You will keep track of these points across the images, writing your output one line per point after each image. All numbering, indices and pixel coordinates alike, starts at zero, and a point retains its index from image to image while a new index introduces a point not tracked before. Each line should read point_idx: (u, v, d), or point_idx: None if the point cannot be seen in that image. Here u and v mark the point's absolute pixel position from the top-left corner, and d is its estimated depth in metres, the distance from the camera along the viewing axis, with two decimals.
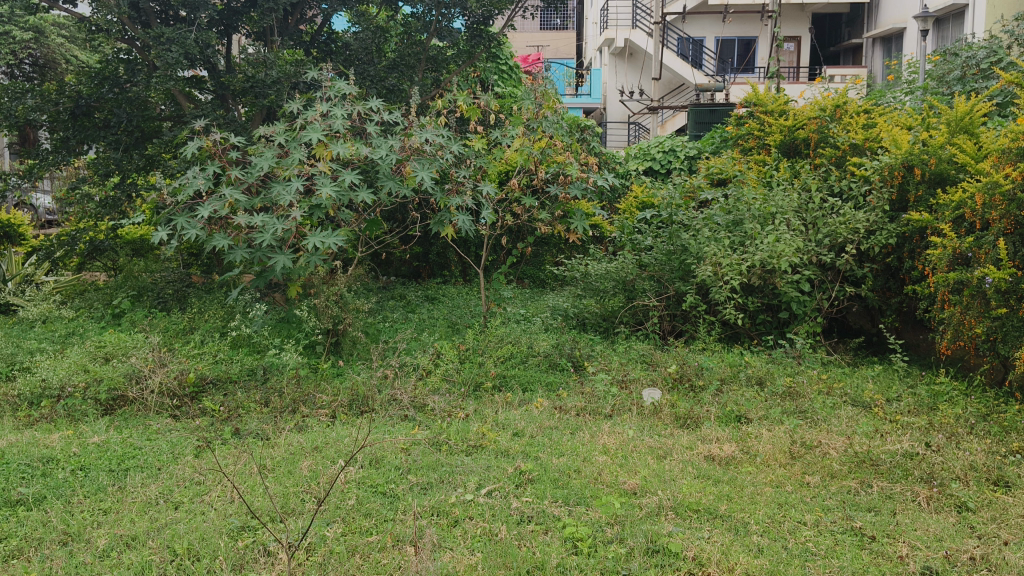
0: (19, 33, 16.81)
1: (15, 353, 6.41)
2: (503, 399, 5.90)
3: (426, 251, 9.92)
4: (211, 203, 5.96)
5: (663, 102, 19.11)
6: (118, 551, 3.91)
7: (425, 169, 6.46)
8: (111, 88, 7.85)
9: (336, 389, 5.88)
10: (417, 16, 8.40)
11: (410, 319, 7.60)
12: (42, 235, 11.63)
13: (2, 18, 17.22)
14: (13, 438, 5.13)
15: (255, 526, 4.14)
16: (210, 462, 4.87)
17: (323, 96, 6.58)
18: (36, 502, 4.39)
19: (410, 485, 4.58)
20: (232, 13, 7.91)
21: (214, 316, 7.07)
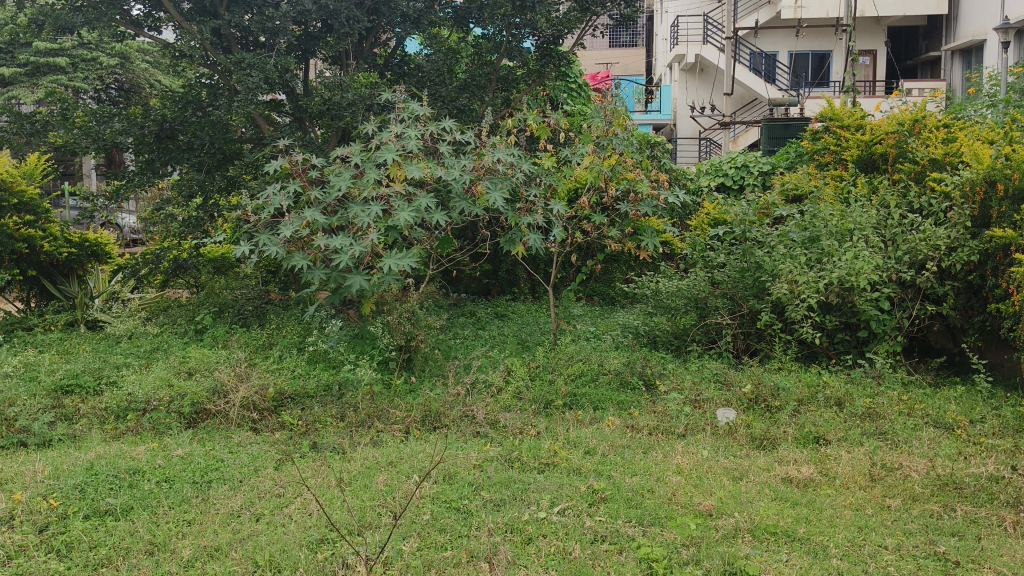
0: (107, 60, 17.86)
1: (102, 368, 6.63)
2: (574, 417, 5.88)
3: (496, 268, 10.05)
4: (292, 222, 6.14)
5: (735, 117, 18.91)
6: (203, 562, 4.02)
7: (498, 189, 6.49)
8: (194, 112, 8.17)
9: (409, 405, 5.95)
10: (487, 37, 8.54)
11: (481, 336, 7.64)
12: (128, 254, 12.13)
13: (93, 43, 18.44)
14: (102, 449, 5.31)
15: (335, 539, 4.20)
16: (289, 475, 4.97)
17: (397, 117, 6.69)
18: (124, 512, 4.53)
19: (483, 501, 4.60)
20: (309, 39, 8.12)
21: (292, 332, 7.23)
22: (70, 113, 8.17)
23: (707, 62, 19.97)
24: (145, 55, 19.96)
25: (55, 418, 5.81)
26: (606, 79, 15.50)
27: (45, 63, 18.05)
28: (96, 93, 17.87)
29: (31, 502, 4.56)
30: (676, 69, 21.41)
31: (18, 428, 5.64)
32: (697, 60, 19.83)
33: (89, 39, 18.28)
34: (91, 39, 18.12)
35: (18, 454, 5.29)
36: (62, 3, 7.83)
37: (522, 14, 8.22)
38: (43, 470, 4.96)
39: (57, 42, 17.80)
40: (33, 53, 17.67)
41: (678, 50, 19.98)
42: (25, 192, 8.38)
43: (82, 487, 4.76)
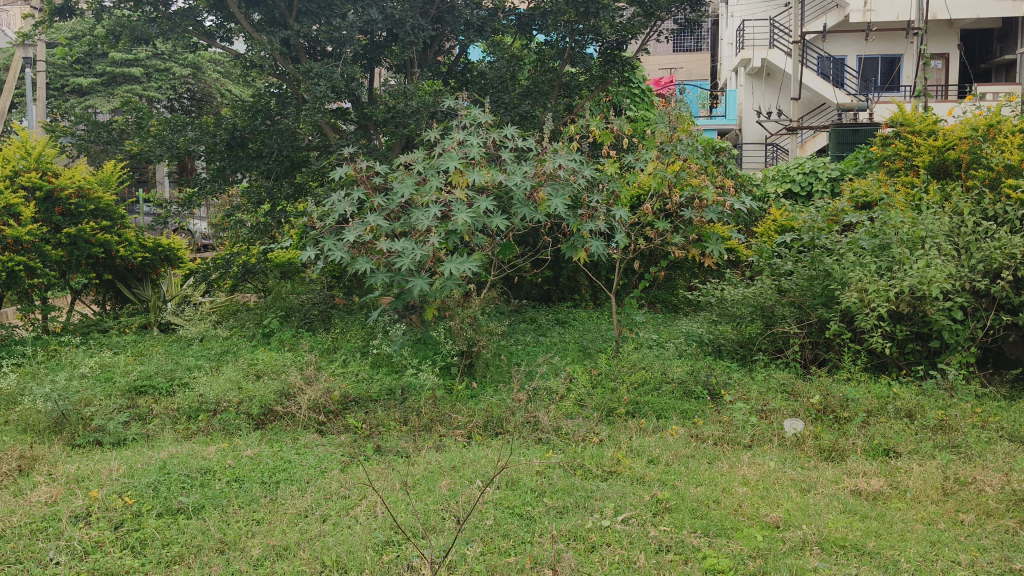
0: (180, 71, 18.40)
1: (174, 369, 6.81)
2: (637, 425, 5.84)
3: (557, 275, 10.08)
4: (356, 228, 6.22)
5: (803, 123, 18.61)
6: (272, 561, 4.09)
7: (560, 195, 6.46)
8: (264, 120, 8.30)
9: (471, 411, 5.97)
10: (550, 44, 8.53)
11: (542, 342, 7.65)
12: (199, 260, 12.48)
13: (167, 54, 19.12)
14: (174, 449, 5.45)
15: (400, 541, 4.25)
16: (354, 477, 5.03)
17: (459, 125, 6.73)
18: (196, 511, 4.65)
19: (546, 508, 4.59)
20: (375, 47, 8.25)
21: (355, 336, 7.34)
22: (145, 122, 8.45)
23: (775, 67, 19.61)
24: (216, 66, 20.52)
25: (129, 417, 5.98)
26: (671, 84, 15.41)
27: (121, 74, 18.65)
28: (169, 102, 18.39)
29: (107, 499, 4.68)
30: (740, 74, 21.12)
31: (95, 427, 5.82)
32: (765, 65, 19.50)
33: (163, 51, 18.87)
34: (164, 51, 18.75)
35: (95, 452, 5.46)
36: (138, 15, 8.08)
37: (585, 20, 8.22)
38: (119, 468, 5.10)
39: (133, 52, 18.38)
40: (110, 65, 18.28)
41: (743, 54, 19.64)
42: (103, 198, 8.64)
43: (155, 485, 4.88)
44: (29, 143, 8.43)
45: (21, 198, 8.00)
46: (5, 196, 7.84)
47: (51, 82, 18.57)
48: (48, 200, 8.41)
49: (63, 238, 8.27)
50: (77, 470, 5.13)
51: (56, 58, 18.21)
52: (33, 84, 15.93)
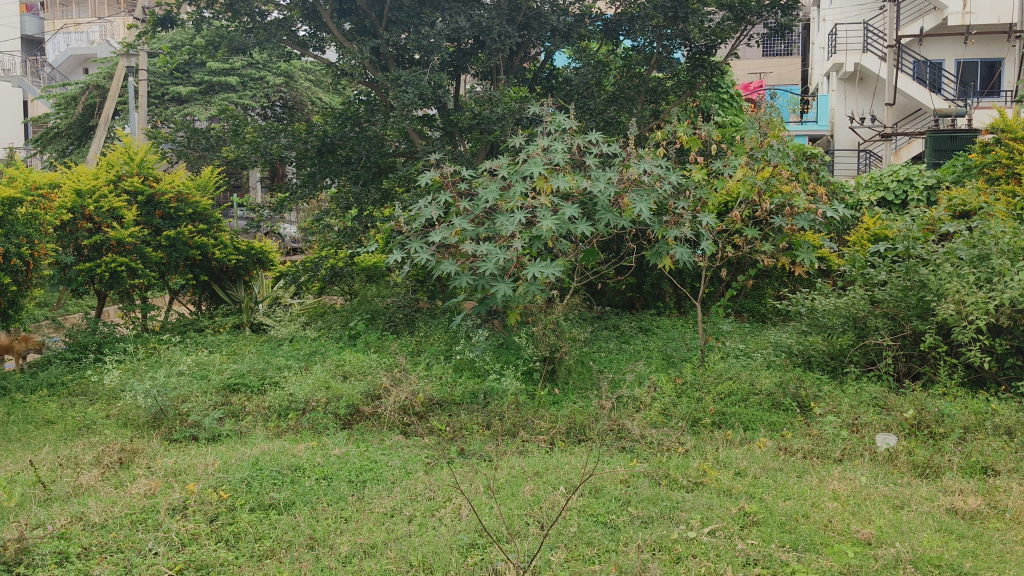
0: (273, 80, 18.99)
1: (266, 368, 7.01)
2: (723, 436, 5.76)
3: (640, 281, 10.06)
4: (441, 232, 6.31)
5: (898, 128, 17.98)
6: (359, 558, 4.17)
7: (644, 201, 6.31)
8: (353, 127, 8.49)
9: (554, 416, 5.97)
10: (638, 49, 8.53)
11: (625, 349, 7.61)
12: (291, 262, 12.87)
13: (262, 64, 19.80)
14: (266, 446, 5.61)
15: (484, 545, 4.27)
16: (438, 479, 5.09)
17: (544, 131, 6.73)
18: (287, 506, 4.78)
19: (631, 517, 4.56)
20: (462, 55, 8.39)
21: (439, 340, 7.43)
22: (241, 129, 8.74)
23: (869, 72, 19.06)
24: (308, 75, 21.11)
25: (223, 414, 6.19)
26: (763, 89, 15.15)
27: (218, 83, 19.37)
28: (262, 110, 19.00)
29: (202, 492, 4.83)
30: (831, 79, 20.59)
31: (190, 422, 6.03)
32: (858, 70, 18.97)
33: (258, 60, 19.55)
34: (259, 60, 19.42)
35: (191, 447, 5.66)
36: (236, 25, 8.37)
37: (673, 25, 8.15)
38: (214, 463, 5.28)
39: (230, 62, 19.08)
40: (208, 74, 19.00)
41: (834, 59, 19.21)
42: (200, 203, 8.99)
43: (248, 480, 5.04)
44: (132, 149, 8.76)
45: (124, 202, 8.37)
46: (109, 200, 8.20)
47: (152, 90, 19.40)
48: (150, 204, 8.79)
49: (163, 240, 8.68)
50: (174, 464, 5.33)
51: (158, 68, 18.99)
52: (137, 92, 16.57)
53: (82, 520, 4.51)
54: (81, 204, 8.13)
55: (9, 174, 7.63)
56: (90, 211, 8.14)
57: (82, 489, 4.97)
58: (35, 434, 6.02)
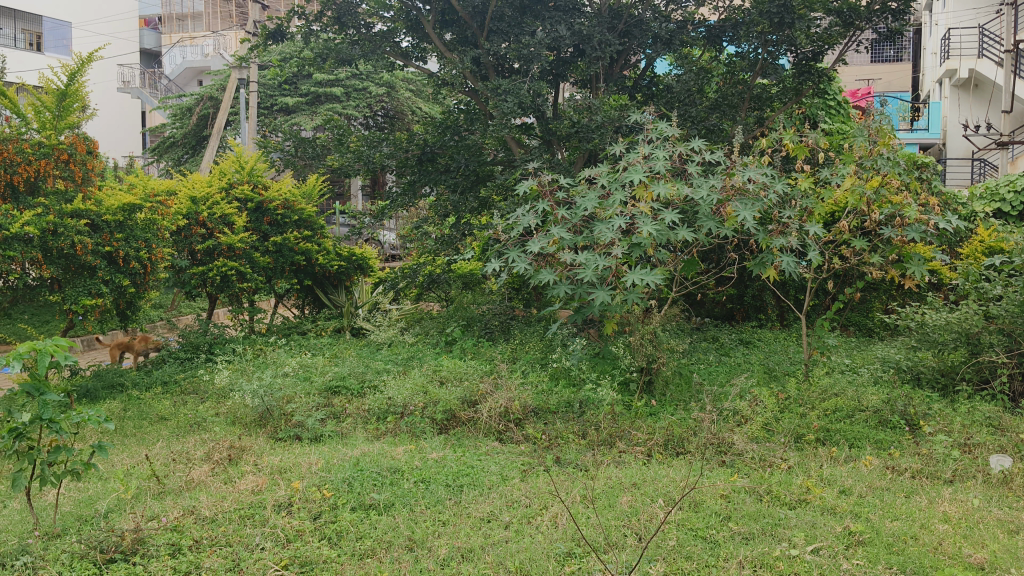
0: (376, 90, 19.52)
1: (366, 372, 7.19)
2: (827, 454, 5.60)
3: (741, 293, 9.90)
4: (539, 240, 6.34)
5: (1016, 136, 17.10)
6: (457, 562, 4.22)
7: (748, 209, 6.18)
8: (453, 136, 8.65)
9: (651, 428, 5.91)
10: (742, 55, 8.47)
11: (724, 362, 7.49)
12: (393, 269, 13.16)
13: (365, 75, 20.39)
14: (366, 447, 5.75)
15: (581, 554, 4.24)
16: (534, 487, 5.11)
17: (645, 139, 6.70)
18: (386, 507, 4.87)
19: (731, 533, 4.47)
20: (561, 63, 8.45)
21: (534, 348, 7.47)
22: (346, 138, 8.94)
23: (985, 77, 18.27)
24: (409, 85, 21.55)
25: (325, 415, 6.38)
26: (870, 97, 14.71)
27: (324, 93, 20.02)
28: (366, 119, 19.52)
29: (307, 491, 4.99)
30: (944, 85, 19.81)
31: (294, 422, 6.24)
32: (973, 76, 18.23)
33: (362, 72, 20.11)
34: (364, 72, 20.02)
35: (295, 446, 5.84)
36: (342, 37, 8.66)
37: (779, 31, 8.04)
38: (317, 462, 5.43)
39: (336, 73, 19.70)
40: (314, 85, 19.67)
41: (947, 65, 18.58)
42: (305, 210, 9.32)
43: (349, 480, 5.17)
44: (243, 157, 9.13)
45: (235, 209, 8.73)
46: (221, 207, 8.57)
47: (262, 101, 20.16)
48: (258, 211, 9.14)
49: (270, 246, 9.00)
50: (280, 462, 5.51)
51: (268, 79, 19.81)
52: (248, 102, 17.17)
53: (194, 514, 4.68)
54: (195, 211, 8.51)
55: (130, 181, 8.15)
56: (203, 217, 8.48)
57: (193, 483, 5.18)
58: (150, 429, 6.31)
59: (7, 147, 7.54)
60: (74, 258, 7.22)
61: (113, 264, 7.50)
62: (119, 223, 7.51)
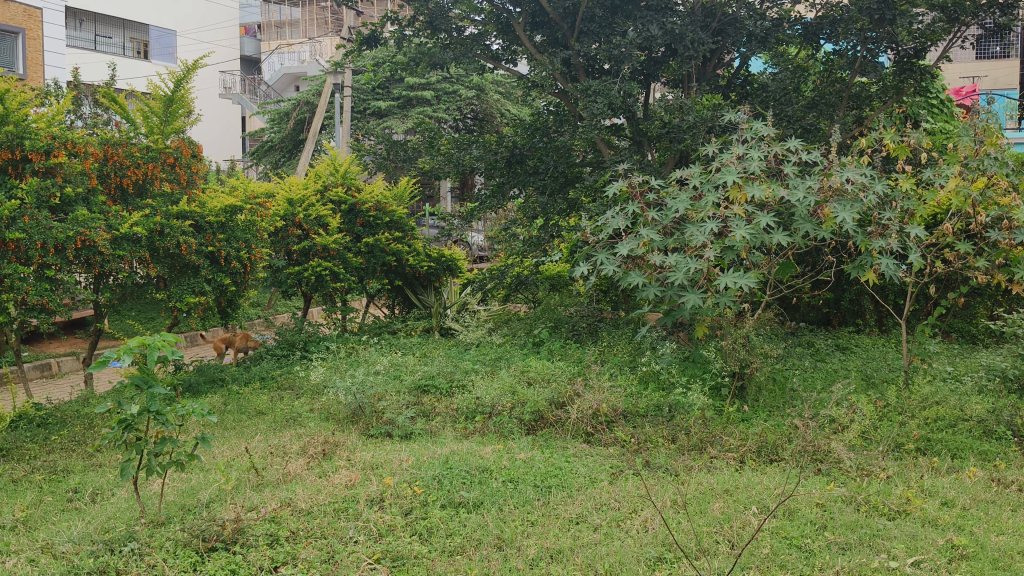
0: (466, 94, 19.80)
1: (454, 371, 7.27)
2: (928, 464, 5.39)
3: (838, 297, 9.63)
4: (629, 242, 6.28)
5: None
6: (546, 563, 4.22)
7: (848, 211, 6.00)
8: (541, 138, 8.73)
9: (744, 434, 5.80)
10: (839, 53, 8.25)
11: (819, 368, 7.29)
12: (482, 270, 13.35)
13: (455, 79, 20.68)
14: (455, 446, 5.81)
15: (672, 559, 4.20)
16: (624, 490, 5.07)
17: (739, 138, 6.59)
18: (475, 506, 4.91)
19: (827, 542, 4.35)
20: (653, 63, 8.45)
21: (623, 350, 7.43)
22: (437, 141, 9.14)
23: None
24: (498, 88, 21.74)
25: (415, 413, 6.47)
26: (978, 95, 14.17)
27: (416, 97, 20.40)
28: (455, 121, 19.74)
29: (398, 487, 5.08)
30: None
31: (386, 419, 6.36)
32: None
33: (452, 75, 20.41)
34: (455, 76, 20.36)
35: (386, 443, 5.95)
36: (434, 42, 8.83)
37: (878, 28, 7.81)
38: (408, 459, 5.53)
39: (427, 77, 20.04)
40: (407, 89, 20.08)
41: None
42: (397, 211, 9.49)
43: (439, 478, 5.23)
44: (338, 160, 9.36)
45: (330, 211, 9.00)
46: (316, 209, 8.87)
47: (356, 105, 20.67)
48: (352, 212, 9.36)
49: (363, 247, 9.23)
50: (372, 458, 5.61)
51: (362, 84, 20.36)
52: (342, 106, 17.67)
53: (291, 506, 4.81)
54: (292, 212, 8.83)
55: (232, 184, 8.36)
56: (299, 218, 8.80)
57: (290, 476, 5.33)
58: (249, 423, 6.53)
59: (118, 151, 7.33)
60: (178, 258, 7.59)
61: (215, 264, 7.86)
62: (221, 224, 7.85)
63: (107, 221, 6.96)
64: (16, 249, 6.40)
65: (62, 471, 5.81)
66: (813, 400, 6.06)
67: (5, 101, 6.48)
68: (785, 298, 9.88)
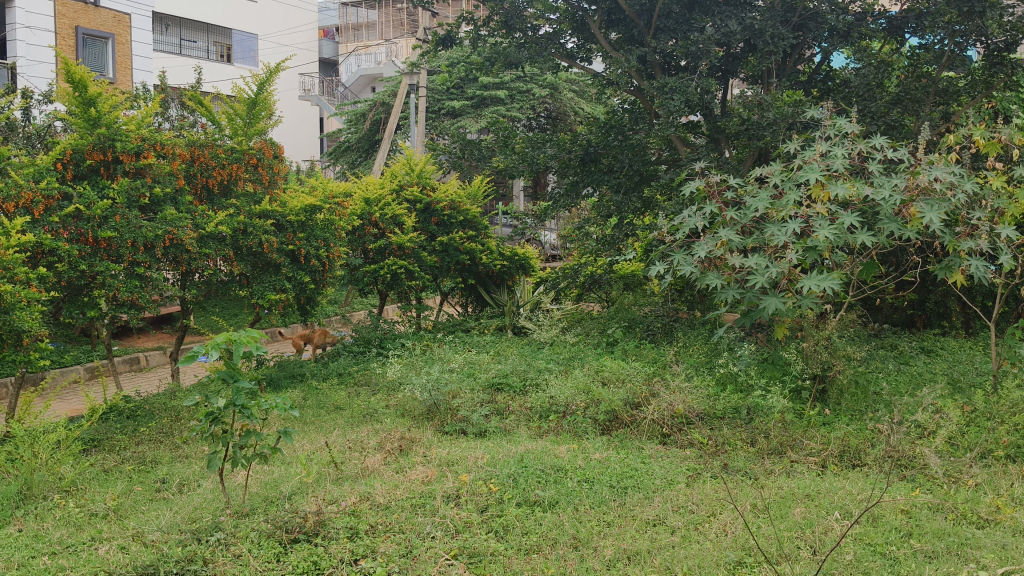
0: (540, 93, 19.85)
1: (528, 370, 7.29)
2: (1020, 472, 5.19)
3: (923, 299, 9.36)
4: (706, 243, 6.25)
5: None
6: (623, 564, 4.19)
7: (935, 211, 5.85)
8: (617, 136, 8.68)
9: (825, 438, 5.68)
10: (926, 47, 8.06)
11: (904, 371, 7.09)
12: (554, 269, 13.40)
13: (529, 78, 20.70)
14: (530, 445, 5.82)
15: (752, 564, 4.13)
16: (702, 492, 5.01)
17: (821, 136, 6.47)
18: (551, 505, 4.91)
19: (913, 550, 4.22)
20: (732, 59, 8.37)
21: (699, 351, 7.34)
22: (510, 140, 9.13)
23: None
24: (572, 86, 21.67)
25: (489, 412, 6.51)
26: None
27: (490, 96, 20.51)
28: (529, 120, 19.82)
29: (474, 484, 5.13)
30: None
31: (460, 417, 6.41)
32: None
33: (525, 74, 20.44)
34: (529, 75, 20.40)
35: (461, 440, 5.99)
36: (509, 41, 8.82)
37: (967, 20, 7.62)
38: (483, 457, 5.55)
39: (501, 76, 20.14)
40: (482, 89, 20.23)
41: None
42: (470, 211, 9.59)
43: (514, 476, 5.25)
44: (413, 160, 9.48)
45: (405, 210, 9.13)
46: (392, 208, 9.00)
47: (430, 105, 20.94)
48: (427, 212, 9.48)
49: (437, 246, 9.35)
50: (448, 455, 5.66)
51: (437, 84, 20.60)
52: (417, 106, 17.93)
53: (370, 500, 4.87)
54: (368, 212, 8.96)
55: (312, 184, 8.57)
56: (376, 218, 8.94)
57: (369, 471, 5.41)
58: (327, 418, 6.66)
59: (204, 152, 7.54)
60: (261, 256, 7.83)
61: (296, 262, 8.11)
62: (301, 223, 8.14)
63: (193, 220, 7.18)
64: (108, 247, 6.64)
65: (150, 462, 6.02)
66: (902, 404, 5.85)
67: (96, 104, 6.66)
68: (868, 299, 9.64)
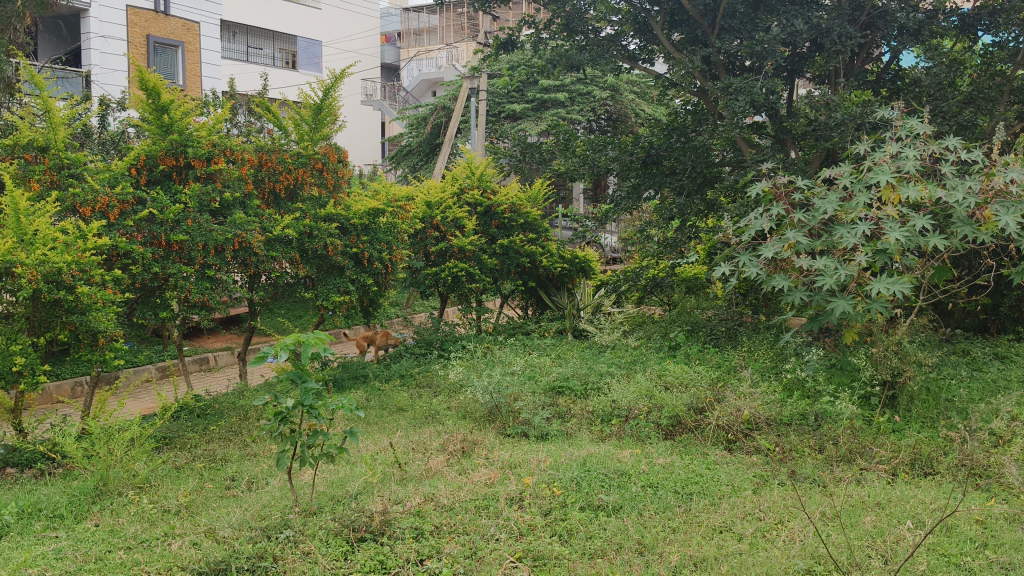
0: (601, 94, 19.83)
1: (590, 374, 7.29)
2: None
3: (997, 303, 9.11)
4: (773, 245, 6.16)
5: None
6: (690, 570, 4.15)
7: (1011, 213, 5.68)
8: (679, 137, 8.67)
9: (896, 446, 5.56)
10: (1000, 44, 7.94)
11: (977, 377, 6.90)
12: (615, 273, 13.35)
13: (590, 80, 20.71)
14: (593, 449, 5.82)
15: (821, 573, 4.06)
16: (770, 499, 4.94)
17: (892, 137, 6.34)
18: (615, 509, 4.90)
19: (989, 561, 4.11)
20: (798, 59, 8.26)
21: (764, 356, 7.24)
22: (572, 143, 9.21)
23: None
24: (633, 87, 21.58)
25: (551, 414, 6.52)
26: None
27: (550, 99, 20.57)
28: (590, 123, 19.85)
29: (537, 487, 5.13)
30: None
31: (523, 420, 6.44)
32: None
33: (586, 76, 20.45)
34: (590, 76, 20.40)
35: (523, 443, 6.02)
36: (571, 43, 8.83)
37: None
38: (546, 460, 5.57)
39: (561, 78, 20.19)
40: (541, 91, 20.32)
41: None
42: (531, 213, 9.68)
43: (578, 480, 5.24)
44: (474, 163, 9.55)
45: (466, 213, 9.20)
46: (454, 211, 9.09)
47: (490, 109, 21.13)
48: (488, 215, 9.59)
49: (498, 248, 9.42)
50: (510, 457, 5.69)
51: (497, 87, 20.76)
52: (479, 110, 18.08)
53: (434, 501, 4.90)
54: (431, 215, 9.09)
55: (376, 188, 8.69)
56: (438, 221, 9.05)
57: (432, 472, 5.44)
58: (390, 419, 6.74)
59: (272, 157, 7.70)
60: (326, 259, 7.95)
61: (359, 264, 8.26)
62: (365, 226, 8.25)
63: (262, 223, 7.34)
64: (180, 250, 6.81)
65: (220, 459, 6.17)
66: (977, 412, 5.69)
67: (169, 111, 6.83)
68: (938, 303, 9.41)
